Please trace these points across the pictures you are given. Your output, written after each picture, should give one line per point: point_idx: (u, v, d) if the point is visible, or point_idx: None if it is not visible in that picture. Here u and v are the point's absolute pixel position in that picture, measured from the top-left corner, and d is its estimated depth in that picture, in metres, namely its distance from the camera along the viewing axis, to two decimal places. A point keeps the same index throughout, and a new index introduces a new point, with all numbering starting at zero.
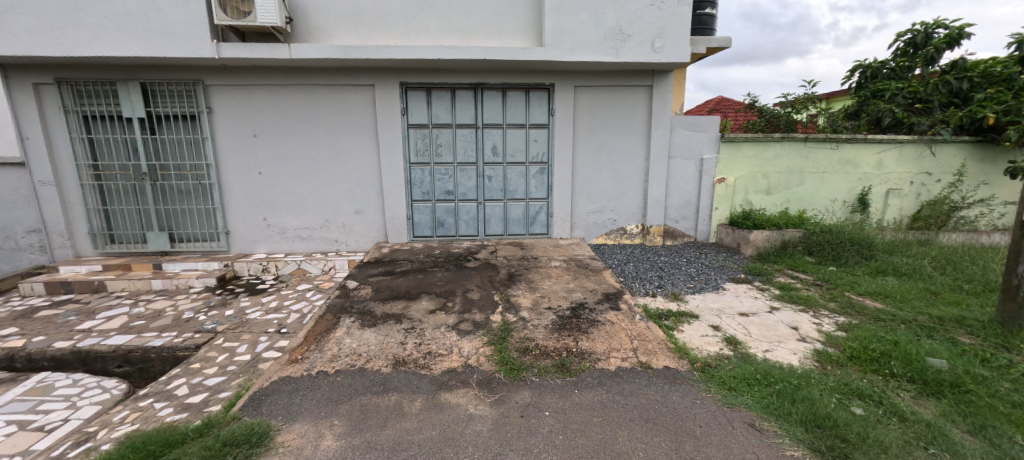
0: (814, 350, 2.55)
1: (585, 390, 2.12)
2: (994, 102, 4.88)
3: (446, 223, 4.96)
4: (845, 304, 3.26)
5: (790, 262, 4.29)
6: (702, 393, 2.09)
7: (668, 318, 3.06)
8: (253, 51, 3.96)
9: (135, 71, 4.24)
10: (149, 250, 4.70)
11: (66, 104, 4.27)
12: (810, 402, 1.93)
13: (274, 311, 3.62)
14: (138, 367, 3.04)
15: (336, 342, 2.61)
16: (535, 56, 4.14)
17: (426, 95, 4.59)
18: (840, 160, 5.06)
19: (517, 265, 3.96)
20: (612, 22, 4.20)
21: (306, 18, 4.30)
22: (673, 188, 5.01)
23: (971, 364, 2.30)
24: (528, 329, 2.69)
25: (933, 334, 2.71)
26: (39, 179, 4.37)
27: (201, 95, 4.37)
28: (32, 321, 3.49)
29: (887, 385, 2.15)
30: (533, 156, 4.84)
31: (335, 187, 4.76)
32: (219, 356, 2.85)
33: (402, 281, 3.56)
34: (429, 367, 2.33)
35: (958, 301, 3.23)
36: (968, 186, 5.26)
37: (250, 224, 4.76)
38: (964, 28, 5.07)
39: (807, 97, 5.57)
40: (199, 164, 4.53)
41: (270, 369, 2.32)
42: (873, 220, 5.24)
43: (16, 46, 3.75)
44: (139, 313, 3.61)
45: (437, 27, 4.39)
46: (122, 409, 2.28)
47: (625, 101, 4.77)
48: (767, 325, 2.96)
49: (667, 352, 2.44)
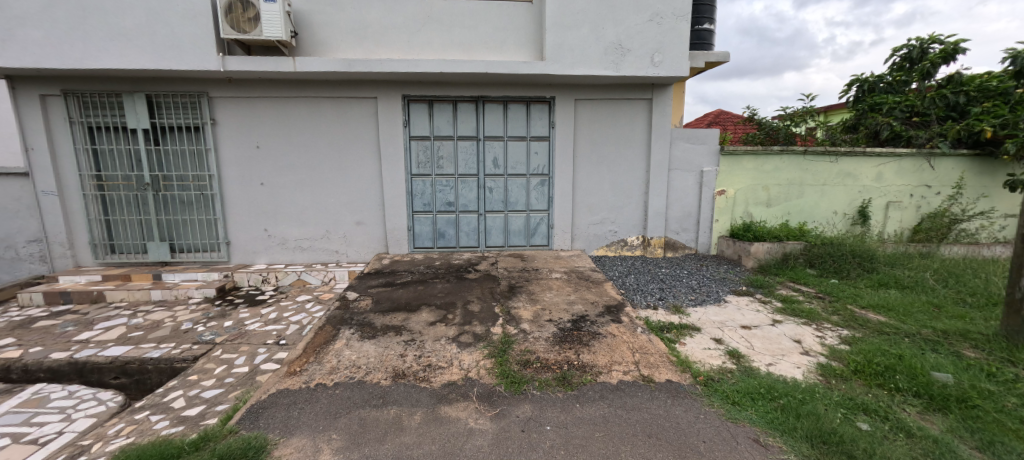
0: (817, 364, 2.53)
1: (587, 404, 2.10)
2: (991, 115, 4.93)
3: (447, 234, 4.96)
4: (847, 317, 3.23)
5: (791, 274, 4.28)
6: (705, 408, 2.06)
7: (669, 331, 3.03)
8: (259, 64, 4.01)
9: (141, 83, 4.29)
10: (150, 260, 4.69)
11: (72, 115, 4.32)
12: (815, 417, 1.90)
13: (274, 322, 3.59)
14: (134, 379, 3.01)
15: (335, 354, 2.59)
16: (536, 69, 4.19)
17: (428, 108, 4.64)
18: (839, 173, 5.08)
19: (517, 276, 3.95)
20: (612, 37, 4.26)
21: (311, 32, 4.37)
22: (673, 200, 5.02)
23: (977, 379, 2.27)
24: (529, 342, 2.67)
25: (938, 348, 2.68)
26: (41, 189, 4.38)
27: (205, 107, 4.41)
28: (29, 331, 3.47)
29: (893, 399, 2.12)
30: (533, 168, 4.87)
31: (337, 198, 4.77)
32: (217, 367, 2.83)
33: (402, 293, 3.54)
34: (429, 380, 2.31)
35: (962, 314, 3.20)
36: (967, 199, 5.27)
37: (251, 235, 4.76)
38: (960, 43, 5.13)
39: (806, 110, 5.66)
40: (202, 174, 4.55)
41: (269, 381, 2.30)
42: (874, 233, 5.25)
43: (25, 58, 3.80)
44: (137, 324, 3.58)
45: (440, 41, 4.46)
46: (117, 422, 2.25)
47: (625, 114, 4.82)
48: (769, 338, 2.94)
49: (669, 366, 2.42)
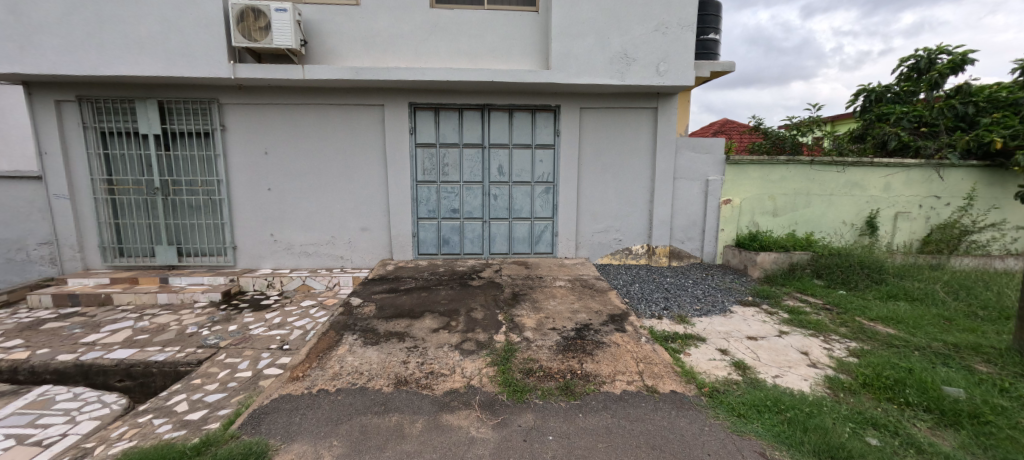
0: (824, 376, 2.49)
1: (590, 414, 2.07)
2: (1001, 126, 4.90)
3: (451, 241, 4.97)
4: (856, 329, 3.18)
5: (798, 285, 4.23)
6: (711, 420, 2.03)
7: (673, 341, 3.00)
8: (269, 72, 4.07)
9: (153, 90, 4.37)
10: (157, 264, 4.74)
11: (85, 121, 4.40)
12: (823, 432, 1.86)
13: (277, 327, 3.60)
14: (139, 382, 3.02)
15: (338, 360, 2.59)
16: (541, 78, 4.22)
17: (434, 115, 4.68)
18: (846, 183, 5.04)
19: (521, 284, 3.94)
20: (617, 46, 4.29)
21: (321, 41, 4.44)
22: (678, 209, 5.00)
23: (990, 394, 2.21)
24: (533, 350, 2.66)
25: (949, 362, 2.63)
26: (54, 193, 4.47)
27: (215, 114, 4.48)
28: (37, 333, 3.51)
29: (902, 414, 2.07)
30: (538, 176, 4.89)
31: (342, 205, 4.80)
32: (220, 372, 2.84)
33: (405, 299, 3.55)
34: (431, 387, 2.30)
35: (973, 328, 3.14)
36: (978, 211, 5.20)
37: (257, 240, 4.80)
38: (968, 54, 5.12)
39: (812, 120, 5.61)
40: (210, 180, 4.61)
41: (271, 386, 2.31)
42: (882, 244, 5.18)
43: (42, 65, 3.90)
44: (143, 327, 3.61)
45: (447, 50, 4.51)
46: (120, 425, 2.26)
47: (630, 123, 4.83)
48: (775, 350, 2.90)
49: (674, 376, 2.39)
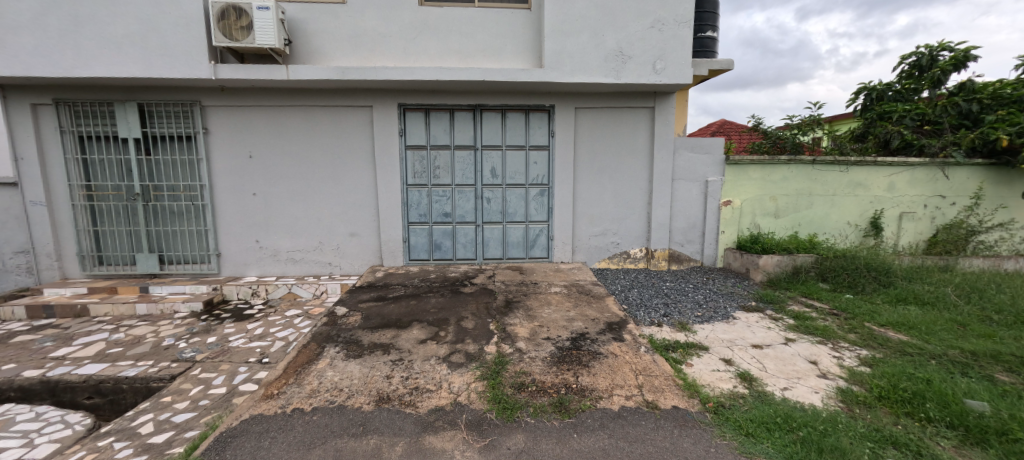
0: (837, 388, 2.33)
1: (586, 434, 1.91)
2: (1006, 123, 4.77)
3: (444, 246, 4.81)
4: (866, 336, 3.02)
5: (803, 289, 4.08)
6: (717, 440, 1.87)
7: (675, 350, 2.85)
8: (251, 72, 3.92)
9: (133, 92, 4.22)
10: (138, 272, 4.57)
11: (62, 125, 4.25)
12: (840, 454, 1.70)
13: (258, 339, 3.43)
14: (108, 399, 2.84)
15: (317, 375, 2.42)
16: (534, 77, 4.08)
17: (424, 117, 4.53)
18: (849, 183, 4.90)
19: (515, 290, 3.78)
20: (612, 43, 4.16)
21: (306, 40, 4.30)
22: (677, 211, 4.86)
23: (1016, 407, 2.06)
24: (525, 362, 2.50)
25: (967, 372, 2.48)
26: (30, 199, 4.30)
27: (198, 116, 4.33)
28: (6, 347, 3.33)
29: (924, 431, 1.91)
30: (532, 178, 4.74)
31: (330, 209, 4.65)
32: (193, 388, 2.66)
33: (393, 308, 3.38)
34: (415, 405, 2.13)
35: (989, 334, 2.99)
36: (985, 210, 5.06)
37: (242, 246, 4.63)
38: (971, 50, 5.01)
39: (812, 119, 5.49)
40: (193, 184, 4.45)
41: (242, 406, 2.13)
42: (887, 245, 5.04)
43: (15, 67, 3.75)
44: (117, 340, 3.43)
45: (437, 49, 4.38)
46: (78, 450, 2.09)
47: (627, 123, 4.69)
48: (782, 359, 2.74)
49: (675, 390, 2.22)
